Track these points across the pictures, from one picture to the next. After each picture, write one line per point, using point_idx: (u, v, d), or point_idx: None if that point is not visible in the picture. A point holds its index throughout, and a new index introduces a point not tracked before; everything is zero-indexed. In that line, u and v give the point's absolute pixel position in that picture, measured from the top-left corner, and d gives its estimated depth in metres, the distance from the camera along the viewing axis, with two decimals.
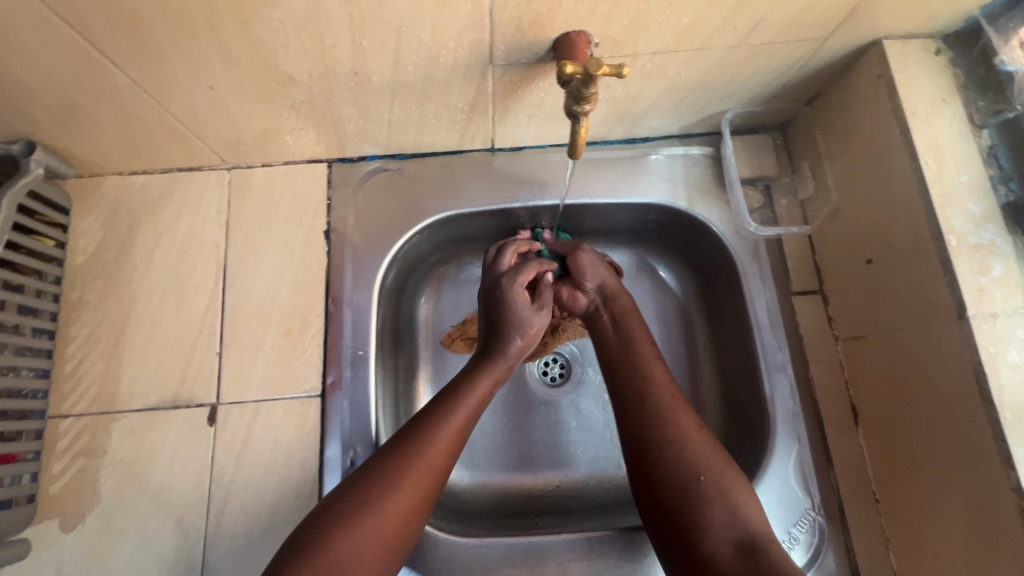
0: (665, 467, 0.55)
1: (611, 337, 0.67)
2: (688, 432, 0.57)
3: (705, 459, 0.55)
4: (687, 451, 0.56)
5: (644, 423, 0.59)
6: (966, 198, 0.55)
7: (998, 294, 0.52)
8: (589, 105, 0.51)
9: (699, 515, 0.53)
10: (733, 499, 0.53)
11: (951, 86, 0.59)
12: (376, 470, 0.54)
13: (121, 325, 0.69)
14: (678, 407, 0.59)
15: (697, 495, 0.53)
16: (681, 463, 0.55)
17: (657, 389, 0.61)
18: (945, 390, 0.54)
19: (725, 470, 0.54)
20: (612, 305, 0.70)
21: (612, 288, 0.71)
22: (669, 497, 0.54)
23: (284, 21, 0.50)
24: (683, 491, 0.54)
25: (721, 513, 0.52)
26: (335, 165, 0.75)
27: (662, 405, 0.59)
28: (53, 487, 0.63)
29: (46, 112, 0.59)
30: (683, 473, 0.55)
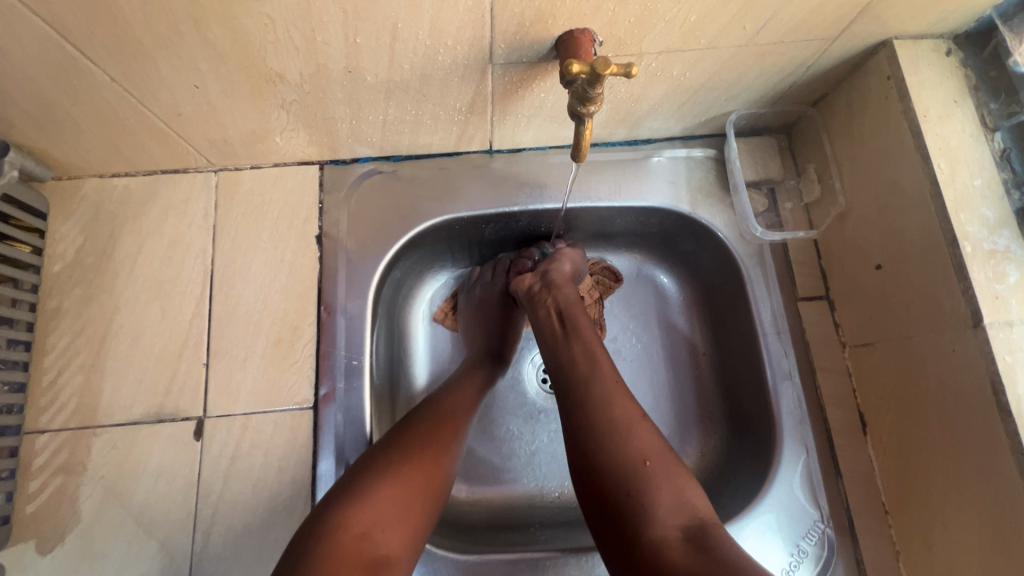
0: (606, 453, 0.51)
1: (551, 324, 0.63)
2: (632, 414, 0.53)
3: (650, 443, 0.51)
4: (632, 436, 0.51)
5: (580, 417, 0.54)
6: (979, 203, 0.54)
7: (1014, 301, 0.51)
8: (594, 106, 0.49)
9: (646, 503, 0.48)
10: (682, 487, 0.49)
11: (962, 88, 0.57)
12: (376, 458, 0.53)
13: (103, 334, 0.66)
14: (620, 389, 0.55)
15: (644, 481, 0.49)
16: (626, 448, 0.51)
17: (599, 374, 0.56)
18: (960, 399, 0.53)
19: (671, 458, 0.51)
20: (555, 293, 0.66)
21: (558, 276, 0.67)
22: (609, 485, 0.49)
23: (273, 17, 0.47)
24: (627, 475, 0.49)
25: (668, 499, 0.48)
26: (327, 168, 0.73)
27: (605, 389, 0.55)
28: (29, 507, 0.60)
29: (19, 112, 0.55)
30: (628, 458, 0.50)
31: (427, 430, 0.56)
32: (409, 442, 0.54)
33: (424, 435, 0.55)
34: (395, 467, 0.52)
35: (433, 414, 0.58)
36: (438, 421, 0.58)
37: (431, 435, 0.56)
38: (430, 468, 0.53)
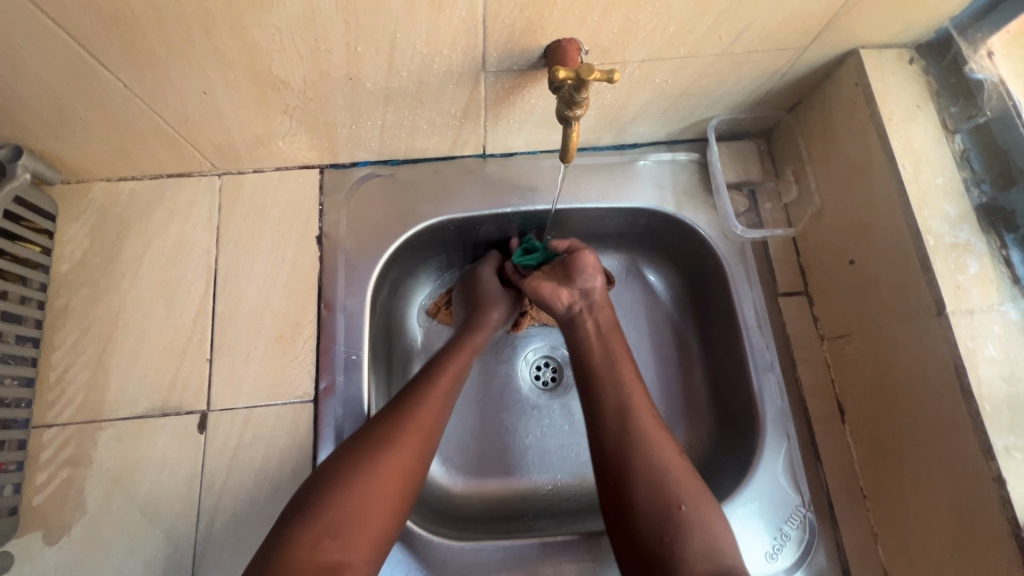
0: (642, 494, 0.54)
1: (592, 347, 0.66)
2: (670, 459, 0.56)
3: (685, 489, 0.54)
4: (667, 481, 0.55)
5: (618, 456, 0.57)
6: (942, 200, 0.57)
7: (974, 291, 0.54)
8: (580, 110, 0.53)
9: (677, 548, 0.52)
10: (709, 531, 0.53)
11: (924, 94, 0.61)
12: (344, 460, 0.54)
13: (109, 332, 0.68)
14: (657, 429, 0.58)
15: (677, 527, 0.52)
16: (663, 491, 0.54)
17: (636, 417, 0.59)
18: (927, 383, 0.56)
19: (704, 502, 0.54)
20: (596, 313, 0.68)
21: (597, 296, 0.69)
22: (644, 526, 0.53)
23: (280, 27, 0.50)
24: (662, 520, 0.53)
25: (698, 544, 0.52)
26: (327, 171, 0.76)
27: (643, 432, 0.58)
28: (36, 499, 0.61)
29: (34, 117, 0.58)
30: (665, 502, 0.54)
31: (392, 442, 0.55)
32: (373, 459, 0.54)
33: (388, 449, 0.55)
34: (362, 487, 0.52)
35: (396, 423, 0.57)
36: (401, 430, 0.56)
37: (395, 449, 0.55)
38: (394, 484, 0.53)
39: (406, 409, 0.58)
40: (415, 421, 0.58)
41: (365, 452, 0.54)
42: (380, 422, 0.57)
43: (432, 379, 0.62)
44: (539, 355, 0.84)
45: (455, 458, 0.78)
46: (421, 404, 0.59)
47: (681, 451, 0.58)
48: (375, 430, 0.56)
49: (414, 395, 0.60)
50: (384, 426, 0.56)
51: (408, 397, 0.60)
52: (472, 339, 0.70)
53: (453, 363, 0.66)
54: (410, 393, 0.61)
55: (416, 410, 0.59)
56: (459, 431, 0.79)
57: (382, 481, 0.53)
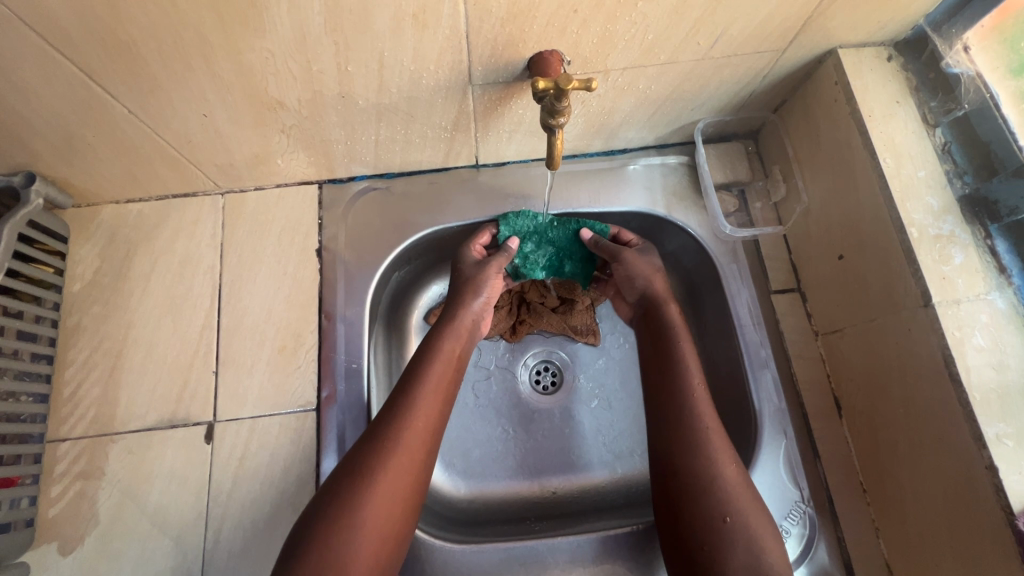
0: (692, 503, 0.55)
1: (648, 357, 0.68)
2: (724, 469, 0.56)
3: (734, 500, 0.54)
4: (719, 490, 0.55)
5: (678, 470, 0.57)
6: (924, 193, 0.58)
7: (960, 281, 0.55)
8: (563, 118, 0.54)
9: (721, 557, 0.52)
10: (757, 543, 0.52)
11: (903, 90, 0.63)
12: (342, 477, 0.53)
13: (119, 348, 0.70)
14: (720, 439, 0.58)
15: (723, 536, 0.53)
16: (710, 502, 0.54)
17: (697, 425, 0.59)
18: (919, 374, 0.56)
19: (752, 515, 0.54)
20: (659, 313, 0.69)
21: (656, 302, 0.70)
22: (691, 536, 0.54)
23: (273, 50, 0.53)
24: (710, 527, 0.53)
25: (743, 555, 0.52)
26: (325, 186, 0.78)
27: (695, 443, 0.58)
28: (51, 511, 0.63)
29: (46, 144, 0.61)
30: (710, 512, 0.54)
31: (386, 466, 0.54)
32: (366, 491, 0.52)
33: (379, 481, 0.53)
34: (354, 523, 0.50)
35: (381, 453, 0.54)
36: (389, 457, 0.54)
37: (388, 476, 0.53)
38: (388, 514, 0.52)
39: (394, 431, 0.56)
40: (411, 431, 0.56)
41: (355, 484, 0.52)
42: (365, 451, 0.54)
43: (416, 388, 0.59)
44: (538, 360, 0.85)
45: (458, 464, 0.79)
46: (412, 419, 0.57)
47: (738, 461, 0.58)
48: (369, 443, 0.55)
49: (401, 409, 0.58)
50: (370, 454, 0.54)
51: (391, 418, 0.57)
52: (453, 345, 0.66)
53: (437, 374, 0.62)
54: (390, 414, 0.57)
55: (404, 432, 0.56)
56: (460, 436, 0.80)
57: (376, 514, 0.52)
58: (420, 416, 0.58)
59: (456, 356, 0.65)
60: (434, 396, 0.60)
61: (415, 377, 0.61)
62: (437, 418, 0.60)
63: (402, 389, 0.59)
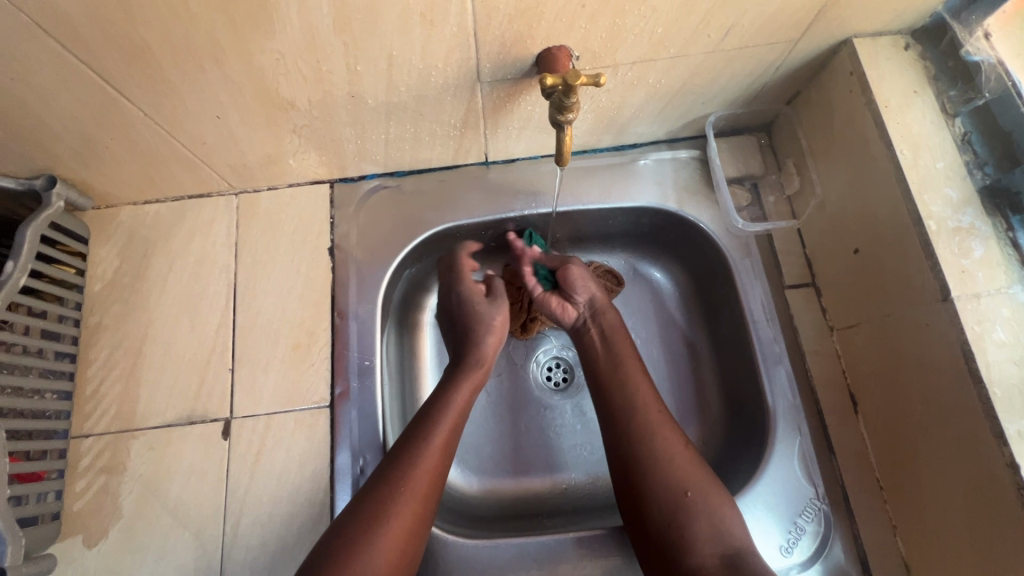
0: (653, 484, 0.59)
1: (598, 352, 0.70)
2: (674, 447, 0.61)
3: (690, 475, 0.59)
4: (675, 469, 0.59)
5: (634, 457, 0.61)
6: (943, 184, 0.57)
7: (981, 275, 0.54)
8: (572, 114, 0.54)
9: (686, 530, 0.56)
10: (717, 514, 0.57)
11: (921, 79, 0.61)
12: (357, 511, 0.56)
13: (139, 346, 0.72)
14: (665, 424, 0.63)
15: (686, 511, 0.57)
16: (669, 480, 0.59)
17: (644, 408, 0.64)
18: (936, 369, 0.55)
19: (711, 488, 0.59)
20: (599, 319, 0.72)
21: (600, 304, 0.73)
22: (658, 517, 0.58)
23: (284, 51, 0.53)
24: (674, 505, 0.58)
25: (707, 528, 0.56)
26: (337, 185, 0.79)
27: (649, 423, 0.63)
28: (76, 505, 0.65)
29: (67, 148, 0.63)
30: (671, 491, 0.58)
31: (397, 506, 0.57)
32: (371, 540, 0.54)
33: (390, 520, 0.56)
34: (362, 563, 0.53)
35: (395, 492, 0.57)
36: (402, 496, 0.57)
37: (399, 515, 0.56)
38: (393, 557, 0.55)
39: (401, 478, 0.58)
40: (420, 468, 0.59)
41: (362, 535, 0.54)
42: (379, 491, 0.57)
43: (429, 431, 0.62)
44: (550, 356, 0.86)
45: (470, 460, 0.79)
46: (419, 462, 0.60)
47: (687, 442, 0.62)
48: (383, 480, 0.58)
49: (412, 450, 0.60)
50: (382, 496, 0.57)
51: (404, 457, 0.60)
52: (464, 396, 0.67)
53: (449, 418, 0.64)
54: (403, 455, 0.60)
55: (409, 482, 0.58)
56: (473, 433, 0.80)
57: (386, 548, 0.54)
58: (431, 455, 0.61)
59: (465, 404, 0.67)
60: (446, 435, 0.63)
61: (427, 425, 0.63)
62: (446, 453, 0.63)
63: (416, 431, 0.62)
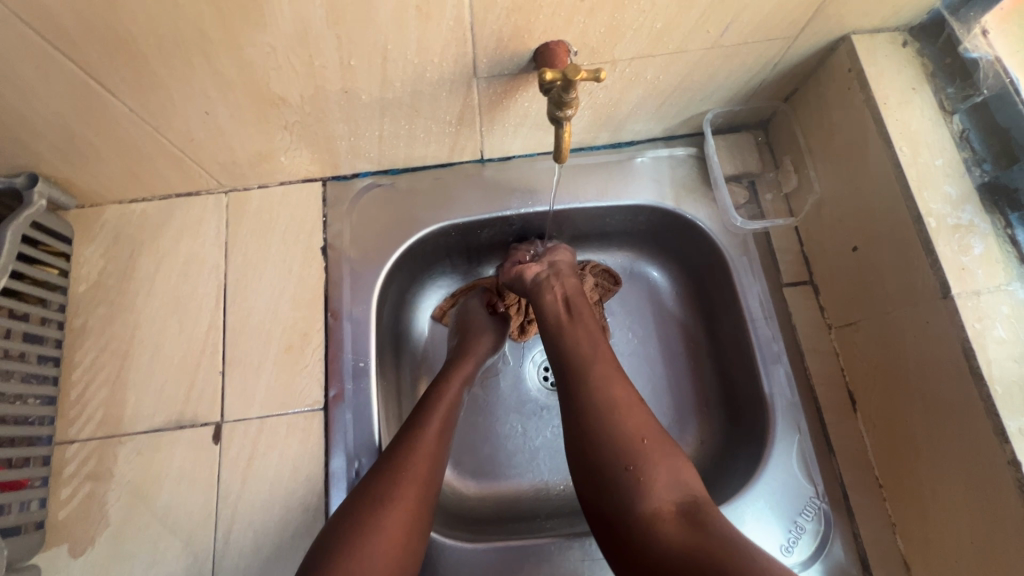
0: (606, 431, 0.54)
1: (558, 313, 0.67)
2: (632, 399, 0.57)
3: (646, 422, 0.55)
4: (631, 416, 0.55)
5: (587, 406, 0.56)
6: (942, 181, 0.57)
7: (980, 272, 0.53)
8: (571, 110, 0.53)
9: (642, 477, 0.51)
10: (677, 463, 0.52)
11: (919, 76, 0.61)
12: (360, 499, 0.55)
13: (126, 349, 0.70)
14: (620, 376, 0.59)
15: (643, 457, 0.52)
16: (626, 427, 0.54)
17: (600, 359, 0.60)
18: (936, 365, 0.55)
19: (668, 438, 0.54)
20: (560, 279, 0.71)
21: (560, 267, 0.73)
22: (609, 464, 0.52)
23: (275, 45, 0.52)
24: (628, 450, 0.52)
25: (664, 476, 0.51)
26: (329, 183, 0.77)
27: (603, 372, 0.59)
28: (61, 513, 0.63)
29: (48, 144, 0.61)
30: (626, 437, 0.53)
31: (400, 492, 0.55)
32: (378, 520, 0.53)
33: (393, 505, 0.54)
34: (366, 547, 0.51)
35: (396, 477, 0.56)
36: (405, 480, 0.56)
37: (402, 500, 0.55)
38: (398, 542, 0.53)
39: (403, 463, 0.57)
40: (420, 452, 0.59)
41: (367, 515, 0.53)
42: (381, 478, 0.56)
43: (425, 421, 0.62)
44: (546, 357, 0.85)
45: (467, 462, 0.78)
46: (418, 447, 0.59)
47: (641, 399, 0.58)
48: (383, 467, 0.57)
49: (410, 437, 0.60)
50: (385, 483, 0.55)
51: (404, 446, 0.59)
52: (456, 388, 0.68)
53: (445, 406, 0.65)
54: (402, 443, 0.60)
55: (410, 467, 0.57)
56: (470, 435, 0.80)
57: (389, 534, 0.52)
58: (430, 440, 0.60)
59: (458, 393, 0.68)
60: (442, 422, 0.63)
61: (422, 415, 0.63)
62: (444, 440, 0.62)
63: (413, 420, 0.62)
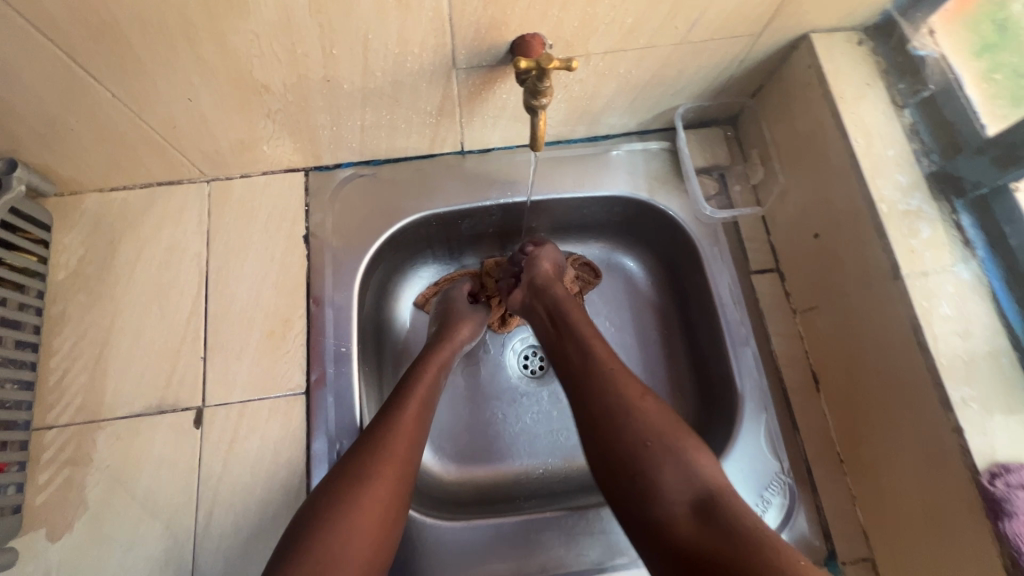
0: (612, 437, 0.54)
1: (547, 331, 0.68)
2: (637, 400, 0.56)
3: (653, 424, 0.54)
4: (635, 419, 0.54)
5: (593, 412, 0.56)
6: (894, 170, 0.61)
7: (928, 254, 0.57)
8: (545, 99, 0.56)
9: (652, 481, 0.51)
10: (688, 462, 0.52)
11: (874, 72, 0.65)
12: (339, 476, 0.56)
13: (106, 335, 0.70)
14: (625, 374, 0.58)
15: (649, 462, 0.52)
16: (630, 432, 0.54)
17: (603, 362, 0.60)
18: (889, 342, 0.59)
19: (677, 438, 0.53)
20: (543, 297, 0.71)
21: (543, 281, 0.73)
22: (622, 468, 0.53)
23: (258, 32, 0.53)
24: (635, 457, 0.53)
25: (674, 478, 0.51)
26: (312, 174, 0.78)
27: (609, 374, 0.58)
28: (39, 498, 0.63)
29: (28, 129, 0.61)
30: (631, 443, 0.53)
31: (378, 471, 0.56)
32: (356, 498, 0.54)
33: (371, 483, 0.55)
34: (343, 524, 0.52)
35: (374, 457, 0.57)
36: (383, 459, 0.57)
37: (380, 479, 0.56)
38: (376, 519, 0.54)
39: (381, 443, 0.59)
40: (398, 432, 0.60)
41: (347, 493, 0.54)
42: (359, 457, 0.57)
43: (402, 403, 0.63)
44: (526, 345, 0.87)
45: (449, 448, 0.80)
46: (395, 428, 0.60)
47: (647, 392, 0.57)
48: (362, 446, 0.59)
49: (388, 419, 0.61)
50: (363, 462, 0.57)
51: (382, 426, 0.60)
52: (433, 372, 0.69)
53: (422, 388, 0.66)
54: (380, 424, 0.61)
55: (388, 447, 0.58)
56: (451, 422, 0.81)
57: (368, 511, 0.54)
58: (407, 422, 0.62)
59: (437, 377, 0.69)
60: (419, 404, 0.64)
61: (400, 398, 0.64)
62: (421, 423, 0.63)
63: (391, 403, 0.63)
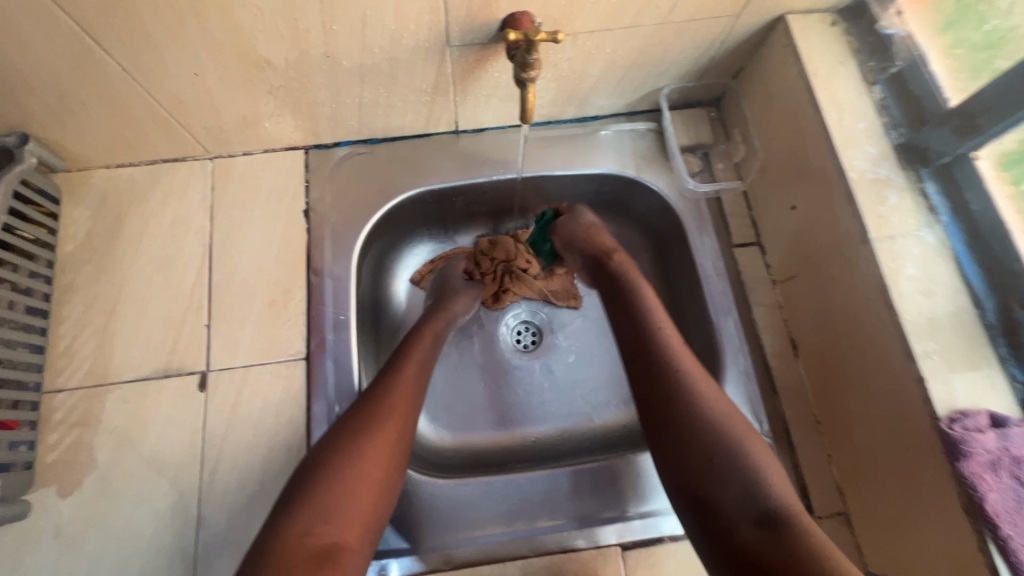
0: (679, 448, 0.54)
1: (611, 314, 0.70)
2: (710, 408, 0.56)
3: (717, 438, 0.54)
4: (699, 431, 0.54)
5: (661, 420, 0.57)
6: (864, 142, 0.64)
7: (894, 219, 0.61)
8: (534, 73, 0.59)
9: (713, 493, 0.51)
10: (752, 475, 0.51)
11: (846, 51, 0.68)
12: (342, 427, 0.59)
13: (113, 304, 0.73)
14: (704, 380, 0.58)
15: (710, 475, 0.52)
16: (695, 444, 0.54)
17: (669, 370, 0.59)
18: (859, 301, 0.62)
19: (741, 453, 0.52)
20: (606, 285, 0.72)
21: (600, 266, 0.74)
22: (689, 479, 0.53)
23: (261, 7, 0.56)
24: (697, 470, 0.53)
25: (737, 492, 0.50)
26: (311, 152, 0.81)
27: (672, 384, 0.58)
28: (50, 457, 0.66)
29: (41, 102, 0.64)
30: (697, 456, 0.53)
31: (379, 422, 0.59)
32: (359, 442, 0.57)
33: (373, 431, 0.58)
34: (347, 466, 0.55)
35: (375, 409, 0.60)
36: (383, 410, 0.60)
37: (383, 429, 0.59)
38: (377, 464, 0.56)
39: (381, 398, 0.62)
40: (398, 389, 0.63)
41: (350, 439, 0.57)
42: (361, 408, 0.60)
43: (400, 366, 0.66)
44: (519, 320, 0.90)
45: (444, 418, 0.82)
46: (395, 385, 0.63)
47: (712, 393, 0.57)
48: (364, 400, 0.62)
49: (388, 377, 0.64)
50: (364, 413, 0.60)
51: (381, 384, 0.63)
52: (430, 338, 0.73)
53: (421, 351, 0.70)
54: (380, 383, 0.64)
55: (388, 402, 0.62)
56: (447, 394, 0.84)
57: (369, 455, 0.56)
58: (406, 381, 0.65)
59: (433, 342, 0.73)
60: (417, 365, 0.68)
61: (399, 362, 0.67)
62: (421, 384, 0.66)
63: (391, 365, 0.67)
